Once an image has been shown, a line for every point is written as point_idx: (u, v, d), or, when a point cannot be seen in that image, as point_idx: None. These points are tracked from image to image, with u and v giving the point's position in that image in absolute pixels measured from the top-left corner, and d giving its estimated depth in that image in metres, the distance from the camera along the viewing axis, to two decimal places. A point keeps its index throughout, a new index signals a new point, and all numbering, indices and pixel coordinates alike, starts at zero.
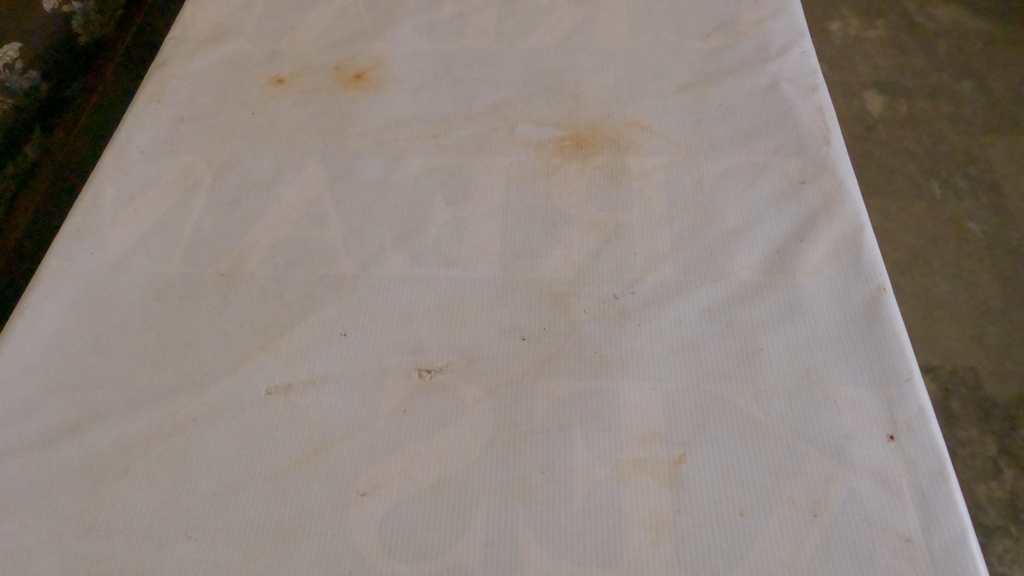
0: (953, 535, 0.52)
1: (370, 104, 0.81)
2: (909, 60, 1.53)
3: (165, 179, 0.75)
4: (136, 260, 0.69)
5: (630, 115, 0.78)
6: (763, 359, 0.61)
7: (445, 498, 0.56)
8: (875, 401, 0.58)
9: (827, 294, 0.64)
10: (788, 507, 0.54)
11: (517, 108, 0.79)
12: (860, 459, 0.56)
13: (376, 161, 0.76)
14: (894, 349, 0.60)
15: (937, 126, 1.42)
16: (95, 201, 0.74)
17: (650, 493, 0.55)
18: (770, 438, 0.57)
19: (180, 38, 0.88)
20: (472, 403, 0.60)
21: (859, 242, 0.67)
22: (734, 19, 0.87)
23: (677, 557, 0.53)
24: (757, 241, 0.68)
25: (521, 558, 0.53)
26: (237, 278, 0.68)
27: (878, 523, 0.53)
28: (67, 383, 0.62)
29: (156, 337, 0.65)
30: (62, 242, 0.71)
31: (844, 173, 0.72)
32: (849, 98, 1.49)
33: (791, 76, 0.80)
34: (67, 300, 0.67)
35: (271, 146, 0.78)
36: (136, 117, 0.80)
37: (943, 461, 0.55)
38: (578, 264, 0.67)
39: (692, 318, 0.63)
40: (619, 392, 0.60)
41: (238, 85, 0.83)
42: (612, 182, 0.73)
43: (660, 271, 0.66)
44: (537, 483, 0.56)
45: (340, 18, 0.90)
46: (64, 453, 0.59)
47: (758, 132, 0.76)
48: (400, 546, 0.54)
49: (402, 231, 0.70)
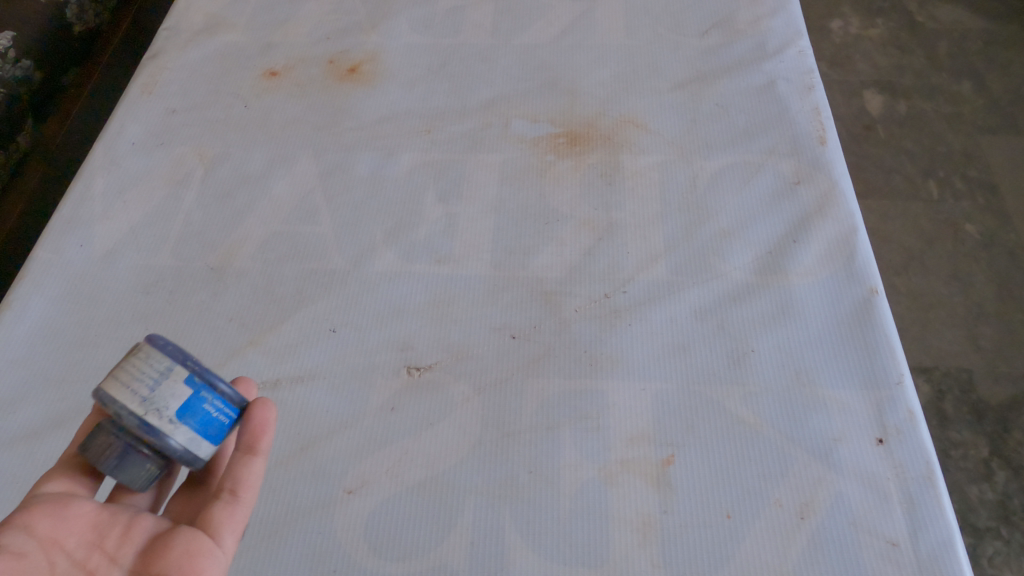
0: (941, 539, 0.52)
1: (364, 98, 0.80)
2: (909, 60, 1.42)
3: (157, 171, 0.75)
4: (125, 253, 0.69)
5: (625, 113, 0.77)
6: (753, 361, 0.60)
7: (433, 497, 0.55)
8: (865, 404, 0.58)
9: (819, 296, 0.64)
10: (776, 511, 0.54)
11: (511, 105, 0.79)
12: (847, 463, 0.56)
13: (370, 156, 0.75)
14: (885, 352, 0.60)
15: (935, 126, 1.31)
16: (85, 193, 0.73)
17: (638, 494, 0.55)
18: (758, 440, 0.57)
19: (173, 29, 0.87)
20: (460, 401, 0.60)
21: (853, 243, 0.66)
22: (732, 16, 0.86)
23: (664, 559, 0.52)
24: (750, 242, 0.67)
25: (508, 558, 0.53)
26: (227, 272, 0.68)
27: (865, 527, 0.53)
28: (55, 377, 0.62)
29: (145, 330, 0.64)
30: (51, 233, 0.70)
31: (839, 174, 0.72)
32: (848, 96, 1.38)
33: (788, 75, 0.80)
34: (55, 292, 0.67)
35: (263, 140, 0.77)
36: (128, 109, 0.80)
37: (931, 466, 0.55)
38: (570, 262, 0.67)
39: (682, 319, 0.63)
40: (608, 392, 0.59)
41: (232, 77, 0.83)
42: (606, 180, 0.72)
43: (652, 271, 0.66)
44: (525, 483, 0.56)
45: (335, 10, 0.89)
46: (49, 447, 0.58)
47: (753, 131, 0.75)
48: (386, 545, 0.53)
49: (394, 226, 0.70)
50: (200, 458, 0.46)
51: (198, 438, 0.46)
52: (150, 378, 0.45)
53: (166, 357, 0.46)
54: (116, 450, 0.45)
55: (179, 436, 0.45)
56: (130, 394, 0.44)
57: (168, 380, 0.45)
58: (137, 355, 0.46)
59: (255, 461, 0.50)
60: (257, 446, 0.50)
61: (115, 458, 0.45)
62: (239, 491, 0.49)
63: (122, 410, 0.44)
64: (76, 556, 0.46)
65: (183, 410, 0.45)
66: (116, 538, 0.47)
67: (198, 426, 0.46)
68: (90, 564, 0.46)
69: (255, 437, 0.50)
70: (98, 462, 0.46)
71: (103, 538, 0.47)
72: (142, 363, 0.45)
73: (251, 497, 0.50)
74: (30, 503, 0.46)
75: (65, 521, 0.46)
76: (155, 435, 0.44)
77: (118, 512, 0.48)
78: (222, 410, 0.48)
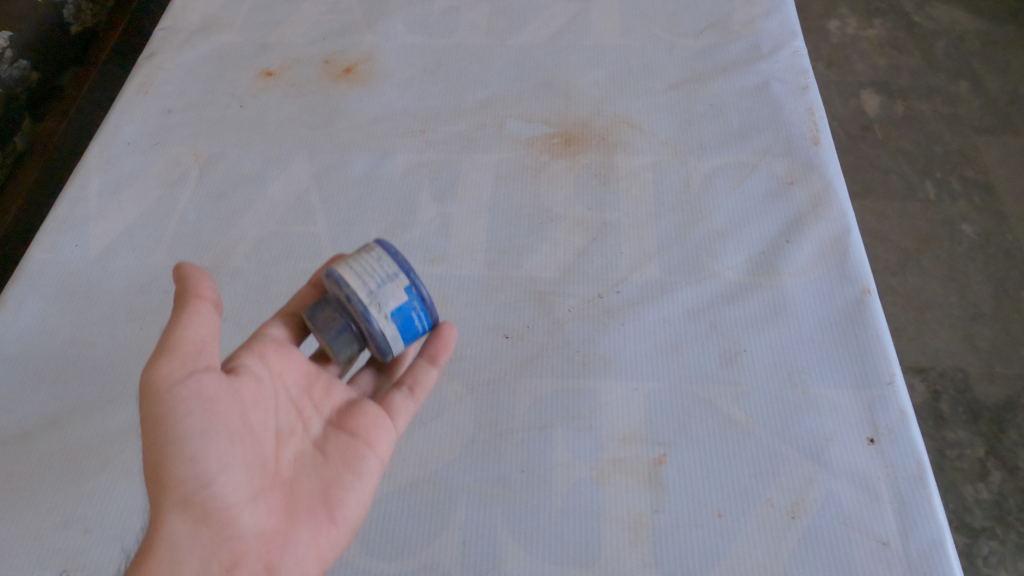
0: (930, 538, 0.52)
1: (359, 98, 0.80)
2: (907, 61, 1.31)
3: (153, 171, 0.75)
4: (121, 253, 0.69)
5: (620, 113, 0.78)
6: (745, 360, 0.61)
7: (425, 496, 0.56)
8: (857, 403, 0.58)
9: (812, 296, 0.64)
10: (767, 509, 0.54)
11: (506, 105, 0.79)
12: (839, 461, 0.56)
13: (365, 156, 0.76)
14: (877, 351, 0.60)
15: (932, 126, 1.22)
16: (81, 192, 0.73)
17: (629, 494, 0.55)
18: (750, 440, 0.57)
19: (169, 29, 0.87)
20: (453, 401, 0.60)
21: (846, 243, 0.67)
22: (726, 17, 0.86)
23: (654, 558, 0.53)
24: (743, 242, 0.68)
25: (498, 557, 0.53)
26: (222, 272, 0.68)
27: (856, 526, 0.53)
28: (49, 377, 0.62)
29: (139, 330, 0.65)
30: (47, 233, 0.71)
31: (832, 175, 0.72)
32: (846, 97, 1.28)
33: (783, 76, 0.80)
34: (49, 293, 0.67)
35: (259, 140, 0.77)
36: (124, 109, 0.80)
37: (922, 465, 0.55)
38: (563, 263, 0.67)
39: (676, 319, 0.63)
40: (601, 391, 0.60)
41: (228, 77, 0.83)
42: (600, 180, 0.73)
43: (645, 271, 0.66)
44: (517, 482, 0.56)
45: (331, 11, 0.89)
46: (44, 446, 0.58)
47: (747, 132, 0.75)
48: (378, 544, 0.53)
49: (387, 227, 0.70)
50: (392, 351, 0.51)
51: (398, 337, 0.50)
52: (378, 276, 0.50)
53: (394, 264, 0.51)
54: (338, 324, 0.51)
55: (386, 329, 0.50)
56: (360, 284, 0.49)
57: (391, 282, 0.50)
58: (371, 255, 0.51)
59: (431, 370, 0.56)
60: (437, 358, 0.56)
61: (333, 331, 0.51)
62: (415, 391, 0.55)
63: (351, 295, 0.49)
64: (291, 394, 0.52)
65: (395, 311, 0.50)
66: (320, 390, 0.54)
67: (402, 329, 0.50)
68: (299, 403, 0.52)
69: (439, 350, 0.56)
70: (320, 328, 0.52)
71: (311, 388, 0.54)
72: (375, 263, 0.51)
73: (421, 399, 0.56)
74: (262, 340, 0.53)
75: (287, 361, 0.53)
76: (369, 323, 0.49)
77: (322, 370, 0.55)
78: (422, 319, 0.52)
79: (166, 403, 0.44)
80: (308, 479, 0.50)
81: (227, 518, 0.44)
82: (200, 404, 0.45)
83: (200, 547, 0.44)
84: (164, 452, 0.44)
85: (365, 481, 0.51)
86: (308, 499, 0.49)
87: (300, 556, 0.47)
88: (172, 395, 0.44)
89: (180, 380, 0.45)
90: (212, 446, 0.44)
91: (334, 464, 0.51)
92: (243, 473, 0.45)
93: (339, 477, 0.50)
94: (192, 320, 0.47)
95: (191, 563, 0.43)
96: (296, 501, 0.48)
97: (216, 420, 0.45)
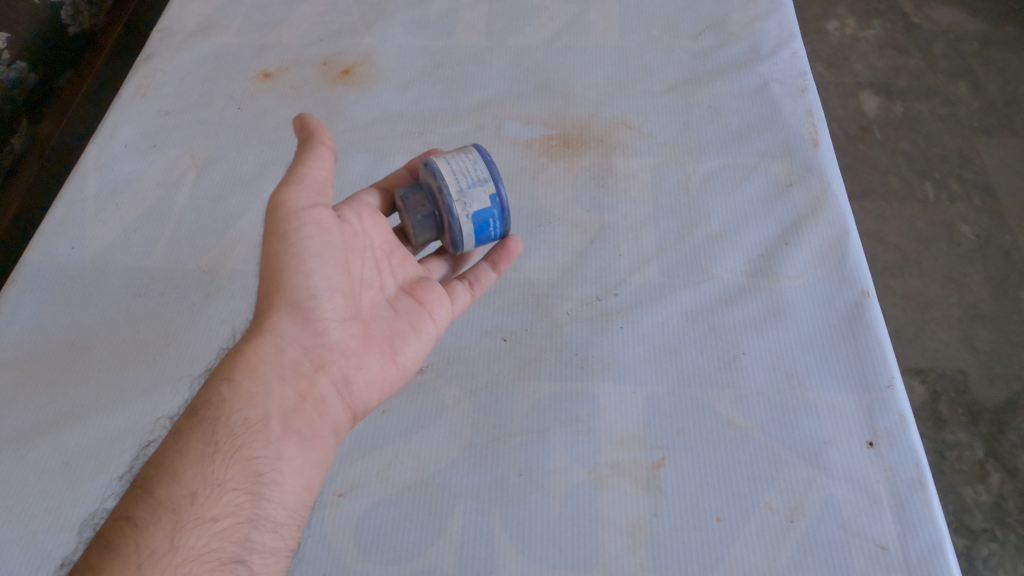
0: (929, 542, 0.52)
1: (357, 100, 0.80)
2: (906, 62, 1.31)
3: (151, 174, 0.75)
4: (117, 255, 0.69)
5: (619, 115, 0.77)
6: (743, 363, 0.60)
7: (422, 499, 0.55)
8: (856, 406, 0.58)
9: (811, 298, 0.64)
10: (766, 514, 0.54)
11: (504, 106, 0.79)
12: (837, 464, 0.56)
13: (363, 158, 0.75)
14: (877, 354, 0.60)
15: (931, 127, 1.22)
16: (79, 194, 0.73)
17: (628, 498, 0.55)
18: (749, 443, 0.57)
19: (167, 31, 0.87)
20: (451, 404, 0.60)
21: (845, 246, 0.66)
22: (724, 18, 0.86)
23: (652, 563, 0.52)
24: (741, 244, 0.67)
25: (496, 561, 0.53)
26: (219, 274, 0.68)
27: (855, 530, 0.53)
28: (46, 380, 0.62)
29: (136, 333, 0.64)
30: (44, 235, 0.70)
31: (831, 178, 0.72)
32: (845, 98, 1.27)
33: (782, 77, 0.80)
34: (45, 296, 0.67)
35: (257, 142, 0.77)
36: (122, 110, 0.80)
37: (921, 468, 0.55)
38: (561, 265, 0.67)
39: (674, 322, 0.63)
40: (599, 394, 0.59)
41: (226, 79, 0.83)
42: (598, 182, 0.72)
43: (644, 273, 0.66)
44: (514, 486, 0.56)
45: (329, 12, 0.89)
46: (41, 450, 0.58)
47: (746, 134, 0.75)
48: (375, 548, 0.53)
49: None
50: (463, 246, 0.56)
51: (472, 235, 0.55)
52: (470, 177, 0.55)
53: (486, 170, 0.55)
54: (424, 209, 0.56)
55: (464, 226, 0.54)
56: (455, 180, 0.54)
57: (480, 186, 0.55)
58: (468, 156, 0.56)
59: (490, 273, 0.63)
60: (498, 265, 0.63)
61: (418, 214, 0.56)
62: (475, 286, 0.62)
63: (445, 188, 0.54)
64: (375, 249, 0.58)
65: (477, 213, 0.54)
66: (397, 259, 0.60)
67: (477, 230, 0.55)
68: (380, 263, 0.58)
69: (502, 257, 0.63)
70: (408, 208, 0.56)
71: (391, 254, 0.60)
72: (471, 164, 0.55)
73: (477, 295, 0.63)
74: (359, 203, 0.59)
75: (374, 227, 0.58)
76: (453, 216, 0.54)
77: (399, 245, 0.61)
78: (496, 226, 0.56)
79: (291, 221, 0.52)
80: (381, 323, 0.56)
81: (321, 329, 0.52)
82: (318, 228, 0.52)
83: (297, 343, 0.51)
84: (283, 259, 0.51)
85: (423, 339, 0.58)
86: (380, 338, 0.56)
87: (369, 379, 0.55)
88: (299, 215, 0.52)
89: (303, 208, 0.52)
90: (319, 265, 0.52)
91: (401, 319, 0.57)
92: (337, 297, 0.53)
93: (404, 331, 0.57)
94: (318, 160, 0.54)
95: (289, 352, 0.51)
96: (372, 335, 0.56)
97: (326, 246, 0.53)
